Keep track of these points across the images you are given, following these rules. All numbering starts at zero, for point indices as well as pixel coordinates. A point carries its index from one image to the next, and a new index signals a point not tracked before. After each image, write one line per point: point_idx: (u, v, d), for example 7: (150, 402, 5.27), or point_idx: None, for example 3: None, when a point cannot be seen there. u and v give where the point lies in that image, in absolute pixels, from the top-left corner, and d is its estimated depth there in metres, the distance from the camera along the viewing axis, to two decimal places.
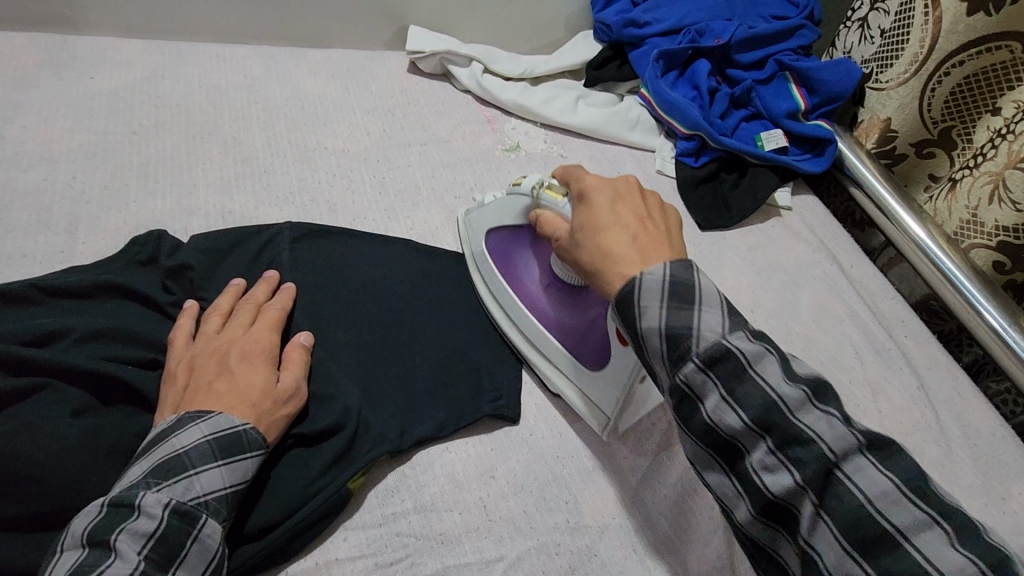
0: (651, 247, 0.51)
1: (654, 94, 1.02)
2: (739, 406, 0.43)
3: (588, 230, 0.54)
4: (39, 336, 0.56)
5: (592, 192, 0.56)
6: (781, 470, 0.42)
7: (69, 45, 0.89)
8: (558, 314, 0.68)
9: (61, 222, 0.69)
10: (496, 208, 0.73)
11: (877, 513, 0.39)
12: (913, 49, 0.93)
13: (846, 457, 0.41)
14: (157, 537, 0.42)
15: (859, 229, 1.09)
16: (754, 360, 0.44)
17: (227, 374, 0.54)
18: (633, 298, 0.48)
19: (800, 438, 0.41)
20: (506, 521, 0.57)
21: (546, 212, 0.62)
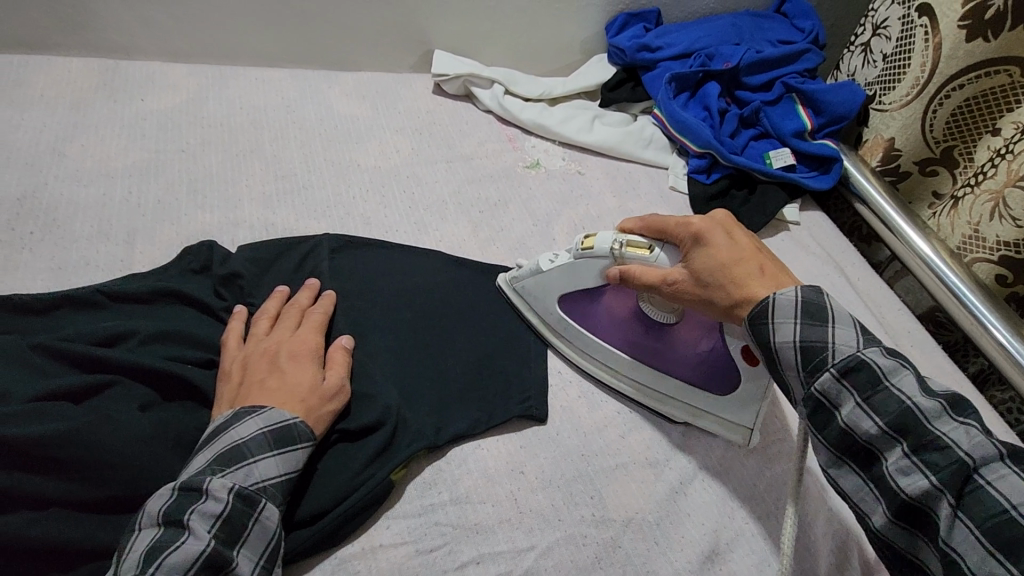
0: (777, 273, 0.58)
1: (667, 115, 1.07)
2: (875, 412, 0.49)
3: (718, 270, 0.58)
4: (107, 337, 0.61)
5: (698, 233, 0.60)
6: (931, 490, 0.46)
7: (120, 70, 0.96)
8: (657, 349, 0.70)
9: (120, 233, 0.75)
10: (559, 274, 0.71)
11: (1015, 521, 0.43)
12: (915, 72, 0.98)
13: (990, 465, 0.45)
14: (224, 518, 0.47)
15: (866, 243, 1.13)
16: (889, 375, 0.49)
17: (278, 373, 0.59)
18: (766, 314, 0.54)
19: (942, 449, 0.46)
20: (536, 513, 0.61)
21: (639, 266, 0.64)
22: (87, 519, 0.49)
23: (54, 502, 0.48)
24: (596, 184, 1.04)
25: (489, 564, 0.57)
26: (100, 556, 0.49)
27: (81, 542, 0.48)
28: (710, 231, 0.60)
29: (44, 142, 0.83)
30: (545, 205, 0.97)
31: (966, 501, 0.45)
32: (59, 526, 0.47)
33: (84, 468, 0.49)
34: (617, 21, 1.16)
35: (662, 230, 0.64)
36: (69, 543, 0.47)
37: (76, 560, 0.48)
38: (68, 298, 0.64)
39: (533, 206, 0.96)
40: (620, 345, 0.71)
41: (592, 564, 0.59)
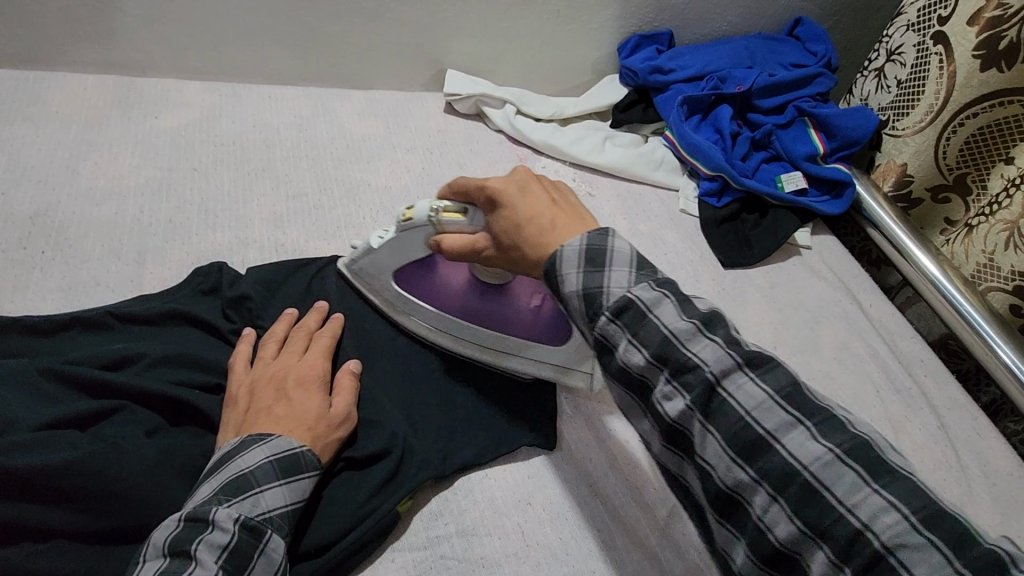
0: (553, 219, 0.53)
1: (678, 136, 1.07)
2: (635, 344, 0.46)
3: (513, 230, 0.55)
4: (115, 360, 0.61)
5: (497, 193, 0.56)
6: (706, 429, 0.43)
7: (136, 87, 0.97)
8: (532, 320, 0.71)
9: (131, 253, 0.75)
10: (388, 249, 0.69)
11: (767, 434, 0.42)
12: (929, 99, 0.97)
13: (753, 397, 0.43)
14: (230, 549, 0.46)
15: (876, 267, 1.12)
16: (687, 316, 0.46)
17: (286, 399, 0.58)
18: (555, 268, 0.50)
19: (702, 377, 0.44)
20: (543, 547, 0.60)
21: (454, 232, 0.62)
22: (91, 550, 0.49)
23: (58, 533, 0.48)
24: (606, 206, 1.03)
25: None
26: None
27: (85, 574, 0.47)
28: (506, 189, 0.56)
29: (58, 159, 0.83)
30: None
31: (745, 423, 0.42)
32: (61, 559, 0.47)
33: (89, 497, 0.49)
34: (629, 42, 1.16)
35: (463, 192, 0.61)
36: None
37: None
38: (77, 320, 0.64)
39: None
40: (522, 333, 0.71)
41: None
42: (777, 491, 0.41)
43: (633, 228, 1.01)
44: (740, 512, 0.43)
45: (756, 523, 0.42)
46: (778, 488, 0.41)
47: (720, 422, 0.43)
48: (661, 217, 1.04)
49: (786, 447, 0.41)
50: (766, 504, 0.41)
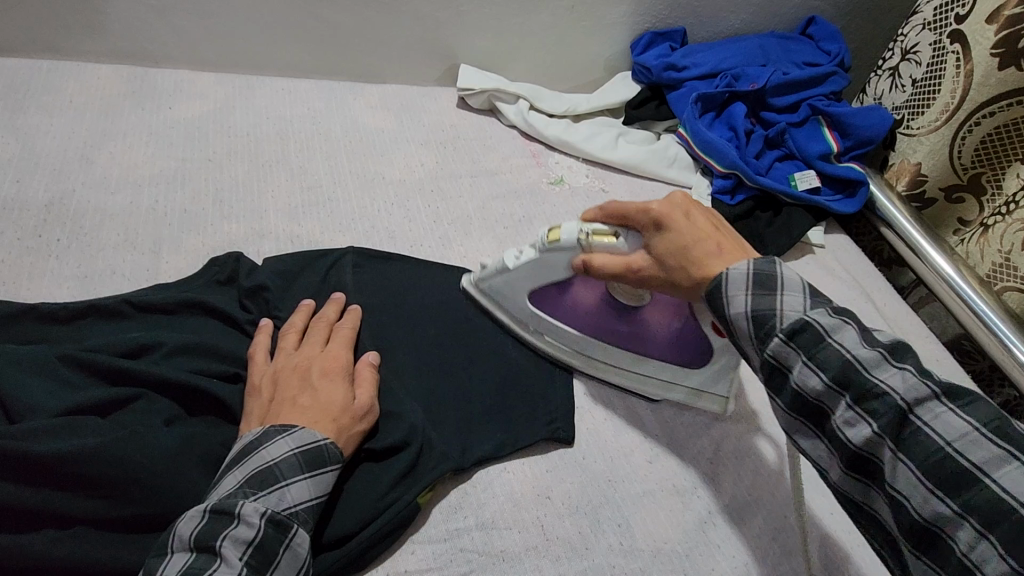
0: (731, 248, 0.57)
1: (692, 134, 1.06)
2: (821, 369, 0.48)
3: (679, 254, 0.57)
4: (133, 348, 0.60)
5: (661, 216, 0.58)
6: (887, 447, 0.46)
7: (149, 78, 0.96)
8: (625, 330, 0.70)
9: (146, 243, 0.75)
10: (527, 270, 0.70)
11: (960, 457, 0.43)
12: (944, 99, 0.97)
13: (922, 405, 0.45)
14: (256, 545, 0.45)
15: (887, 267, 1.12)
16: (833, 340, 0.49)
17: (310, 390, 0.58)
18: (720, 289, 0.54)
19: (897, 405, 0.46)
20: (563, 542, 0.60)
21: (607, 254, 0.62)
22: (112, 537, 0.48)
23: (80, 520, 0.48)
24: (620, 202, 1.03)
25: None
26: None
27: (107, 562, 0.47)
28: (670, 214, 0.58)
29: (73, 148, 0.83)
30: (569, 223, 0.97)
31: (905, 444, 0.45)
32: (83, 546, 0.47)
33: (110, 484, 0.49)
34: (642, 39, 1.15)
35: (620, 215, 0.62)
36: (93, 564, 0.47)
37: None
38: (94, 307, 0.63)
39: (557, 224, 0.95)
40: (591, 332, 0.71)
41: None
42: (975, 513, 0.42)
43: None
44: (932, 539, 0.44)
45: (904, 505, 0.45)
46: (975, 512, 0.42)
47: (910, 447, 0.45)
48: None
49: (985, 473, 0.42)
50: (964, 532, 0.42)
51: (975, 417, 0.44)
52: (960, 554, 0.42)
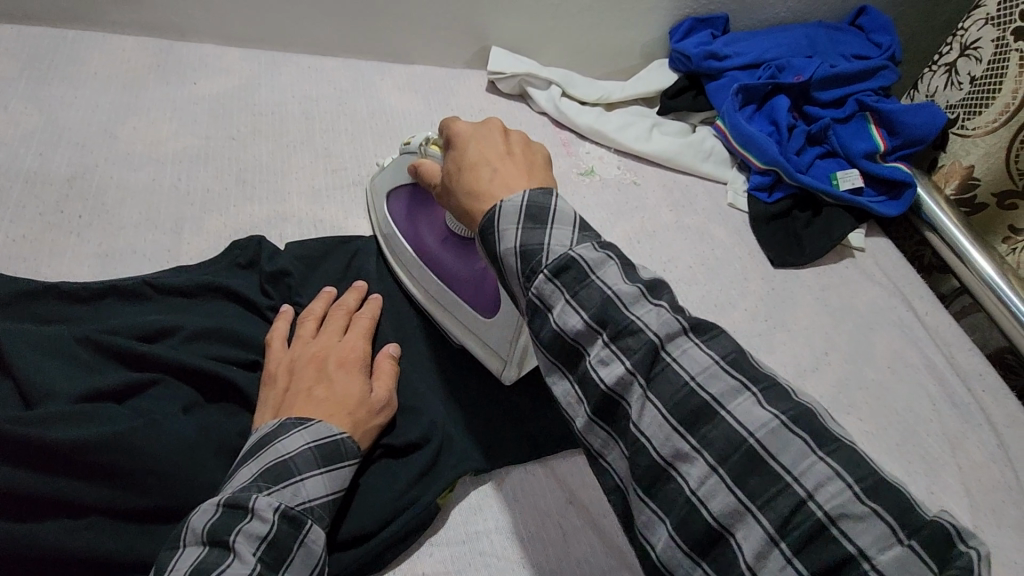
0: (512, 177, 0.50)
1: (730, 127, 1.02)
2: (534, 235, 0.45)
3: (454, 172, 0.54)
4: (152, 332, 0.59)
5: (456, 133, 0.56)
6: (629, 378, 0.41)
7: (175, 51, 0.94)
8: (446, 259, 0.68)
9: (168, 222, 0.73)
10: (392, 173, 0.72)
11: (700, 390, 0.39)
12: (1005, 99, 0.91)
13: (672, 343, 0.41)
14: (270, 541, 0.44)
15: (928, 273, 1.08)
16: (587, 258, 0.44)
17: (327, 380, 0.57)
18: (492, 225, 0.47)
19: (641, 342, 0.41)
20: (585, 550, 0.57)
21: (427, 163, 0.61)
22: (130, 529, 0.47)
23: (95, 510, 0.47)
24: (652, 195, 0.99)
25: None
26: (139, 570, 0.46)
27: (119, 555, 0.46)
28: (467, 132, 0.55)
29: (96, 122, 0.81)
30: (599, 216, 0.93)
31: (649, 375, 0.41)
32: (98, 538, 0.46)
33: (128, 473, 0.48)
34: (683, 26, 1.11)
35: (442, 130, 0.59)
36: (107, 557, 0.45)
37: (112, 572, 0.46)
38: (115, 288, 0.62)
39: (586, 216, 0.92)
40: (406, 242, 0.71)
41: None
42: (710, 449, 0.38)
43: (680, 220, 0.97)
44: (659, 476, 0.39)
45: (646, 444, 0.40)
46: (717, 451, 0.38)
47: (641, 361, 0.41)
48: (708, 210, 1.00)
49: (726, 408, 0.39)
50: (693, 467, 0.38)
51: (737, 370, 0.40)
52: (694, 504, 0.38)
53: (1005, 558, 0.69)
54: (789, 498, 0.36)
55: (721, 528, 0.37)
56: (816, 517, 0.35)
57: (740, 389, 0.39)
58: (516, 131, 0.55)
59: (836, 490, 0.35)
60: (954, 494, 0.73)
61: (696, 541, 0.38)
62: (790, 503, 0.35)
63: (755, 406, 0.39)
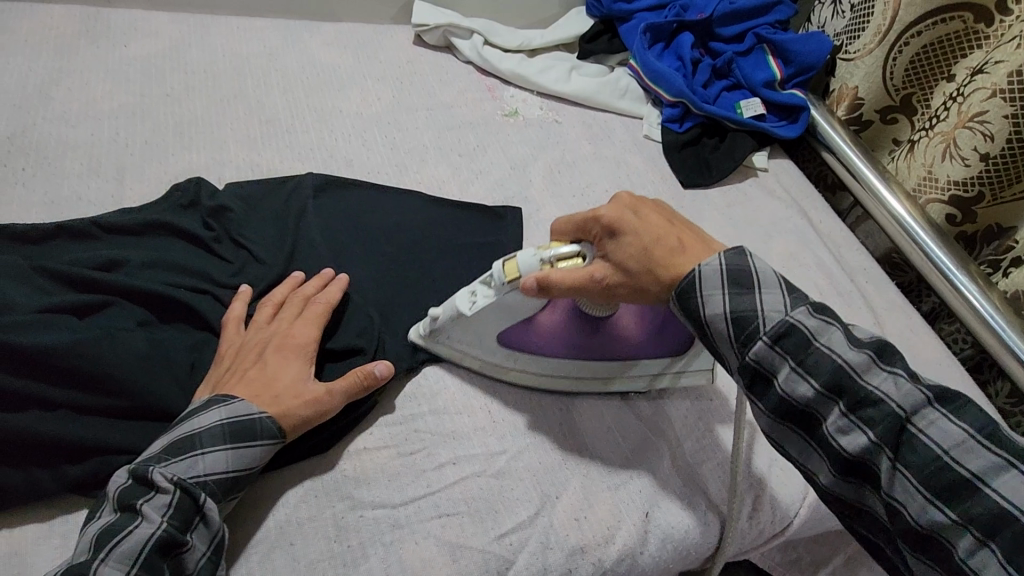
0: (700, 249, 0.56)
1: (642, 65, 1.10)
2: (732, 299, 0.52)
3: (637, 250, 0.55)
4: (104, 263, 0.65)
5: (608, 220, 0.56)
6: (774, 355, 0.50)
7: (103, 17, 0.97)
8: (606, 342, 0.67)
9: (109, 171, 0.78)
10: (489, 309, 0.63)
11: (844, 363, 0.48)
12: (878, 21, 1.00)
13: (820, 333, 0.49)
14: (173, 507, 0.49)
15: (831, 192, 1.18)
16: (734, 266, 0.53)
17: (259, 363, 0.60)
18: (692, 289, 0.53)
19: (780, 322, 0.50)
20: (508, 423, 0.67)
21: (567, 276, 0.57)
22: (95, 421, 0.55)
23: (63, 406, 0.54)
24: (573, 131, 1.06)
25: (464, 464, 0.63)
26: (104, 453, 0.54)
27: (91, 439, 0.54)
28: (623, 217, 0.56)
29: (30, 85, 0.85)
30: (523, 150, 1.00)
31: (792, 367, 0.49)
32: (67, 426, 0.54)
33: (91, 375, 0.55)
34: None
35: (565, 227, 0.61)
36: (79, 441, 0.54)
37: (86, 453, 0.54)
38: (63, 229, 0.67)
39: (511, 151, 0.99)
40: (572, 354, 0.67)
41: (559, 465, 0.64)
42: (859, 417, 0.47)
43: (599, 151, 1.04)
44: (818, 437, 0.49)
45: (782, 393, 0.50)
46: (908, 465, 0.45)
47: (790, 349, 0.49)
48: (625, 141, 1.08)
49: (917, 426, 0.45)
50: (835, 421, 0.48)
51: (906, 374, 0.47)
52: (840, 448, 0.48)
53: None
54: (900, 431, 0.45)
55: (863, 458, 0.47)
56: (908, 428, 0.46)
57: (874, 363, 0.48)
58: (652, 200, 0.61)
59: (920, 404, 0.46)
60: None
61: (847, 471, 0.48)
62: (889, 418, 0.46)
63: (880, 368, 0.48)
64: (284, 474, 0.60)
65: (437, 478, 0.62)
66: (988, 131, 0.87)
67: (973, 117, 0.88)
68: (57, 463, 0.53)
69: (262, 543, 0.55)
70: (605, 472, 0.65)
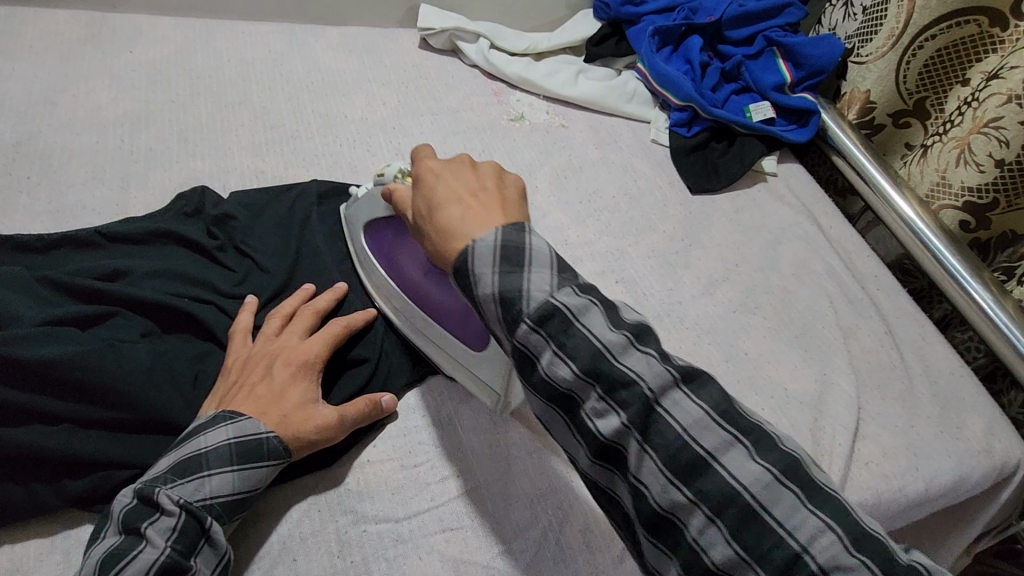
0: (480, 212, 0.51)
1: (650, 68, 1.09)
2: (500, 278, 0.47)
3: (425, 213, 0.54)
4: (108, 273, 0.65)
5: (424, 168, 0.56)
6: (720, 538, 0.41)
7: (109, 22, 0.97)
8: (425, 289, 0.67)
9: (114, 178, 0.78)
10: (367, 199, 0.71)
11: (694, 443, 0.43)
12: (891, 24, 0.99)
13: (771, 504, 0.41)
14: (179, 529, 0.48)
15: (841, 196, 1.17)
16: (621, 374, 0.45)
17: (267, 379, 0.59)
18: (465, 267, 0.49)
19: (712, 486, 0.42)
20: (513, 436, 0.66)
21: (400, 191, 0.60)
22: (97, 435, 0.55)
23: (65, 419, 0.54)
24: (579, 136, 1.05)
25: (469, 478, 0.62)
26: (106, 467, 0.54)
27: (93, 453, 0.54)
28: (437, 167, 0.56)
29: (36, 91, 0.85)
30: (528, 155, 0.99)
31: (638, 431, 0.44)
32: (70, 441, 0.53)
33: (93, 388, 0.55)
34: None
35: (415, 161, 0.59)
36: (81, 455, 0.53)
37: (89, 467, 0.54)
38: (67, 238, 0.67)
39: (516, 157, 0.98)
40: (397, 283, 0.69)
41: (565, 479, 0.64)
42: (704, 499, 0.42)
43: (606, 156, 1.03)
44: (677, 538, 0.43)
45: None
46: None
47: (734, 525, 0.41)
48: (632, 146, 1.07)
49: None
50: (695, 521, 0.42)
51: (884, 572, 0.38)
52: (697, 548, 0.42)
53: (889, 425, 0.79)
54: (732, 497, 0.42)
55: (719, 567, 0.42)
56: (744, 499, 0.41)
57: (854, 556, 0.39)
58: (485, 165, 0.56)
59: None
60: (843, 373, 0.82)
61: None
62: (724, 492, 0.42)
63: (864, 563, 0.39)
64: (287, 488, 0.59)
65: (441, 492, 0.61)
66: (1003, 137, 0.85)
67: (989, 122, 0.86)
68: (60, 477, 0.53)
69: (265, 558, 0.55)
70: None
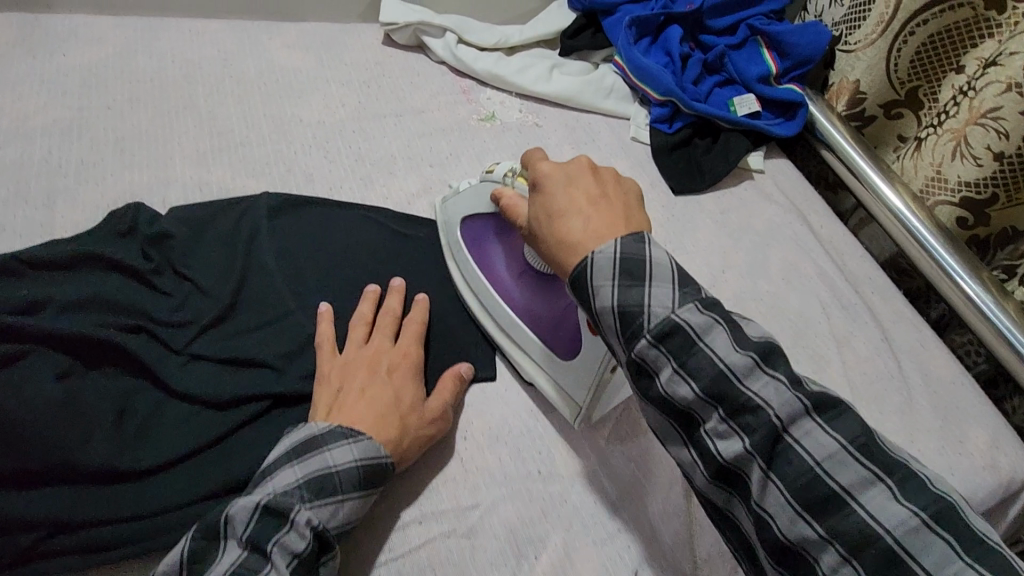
0: (604, 227, 0.50)
1: (628, 61, 1.02)
2: (621, 290, 0.47)
3: (544, 220, 0.53)
4: (24, 306, 0.59)
5: (542, 175, 0.55)
6: (727, 438, 0.44)
7: (40, 22, 0.89)
8: (530, 299, 0.69)
9: (39, 196, 0.71)
10: (469, 191, 0.72)
11: (723, 365, 0.44)
12: (880, 9, 0.93)
13: (789, 419, 0.43)
14: (302, 555, 0.47)
15: (832, 192, 1.11)
16: (631, 258, 0.47)
17: (380, 383, 0.59)
18: (585, 278, 0.48)
19: (732, 395, 0.44)
20: (483, 472, 0.61)
21: (511, 195, 0.62)
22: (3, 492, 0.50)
23: None
24: (555, 136, 0.99)
25: (432, 523, 0.57)
26: (11, 529, 0.49)
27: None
28: (552, 174, 0.54)
29: None
30: (500, 158, 0.93)
31: (712, 407, 0.44)
32: None
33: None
34: None
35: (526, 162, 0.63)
36: None
37: None
38: None
39: (486, 160, 0.92)
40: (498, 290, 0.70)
41: (540, 518, 0.59)
42: (781, 478, 0.42)
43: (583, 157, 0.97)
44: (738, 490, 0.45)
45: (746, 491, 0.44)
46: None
47: (741, 427, 0.43)
48: (611, 146, 1.01)
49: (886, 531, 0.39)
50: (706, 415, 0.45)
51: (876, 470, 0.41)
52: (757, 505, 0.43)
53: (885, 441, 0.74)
54: (804, 470, 0.41)
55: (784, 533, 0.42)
56: (827, 485, 0.41)
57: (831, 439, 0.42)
58: (603, 168, 0.55)
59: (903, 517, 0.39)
60: (836, 385, 0.77)
61: None
62: (725, 393, 0.44)
63: (858, 462, 0.41)
64: None
65: (400, 540, 0.56)
66: (1002, 128, 0.80)
67: (987, 113, 0.81)
68: None
69: None
70: (590, 524, 0.60)
